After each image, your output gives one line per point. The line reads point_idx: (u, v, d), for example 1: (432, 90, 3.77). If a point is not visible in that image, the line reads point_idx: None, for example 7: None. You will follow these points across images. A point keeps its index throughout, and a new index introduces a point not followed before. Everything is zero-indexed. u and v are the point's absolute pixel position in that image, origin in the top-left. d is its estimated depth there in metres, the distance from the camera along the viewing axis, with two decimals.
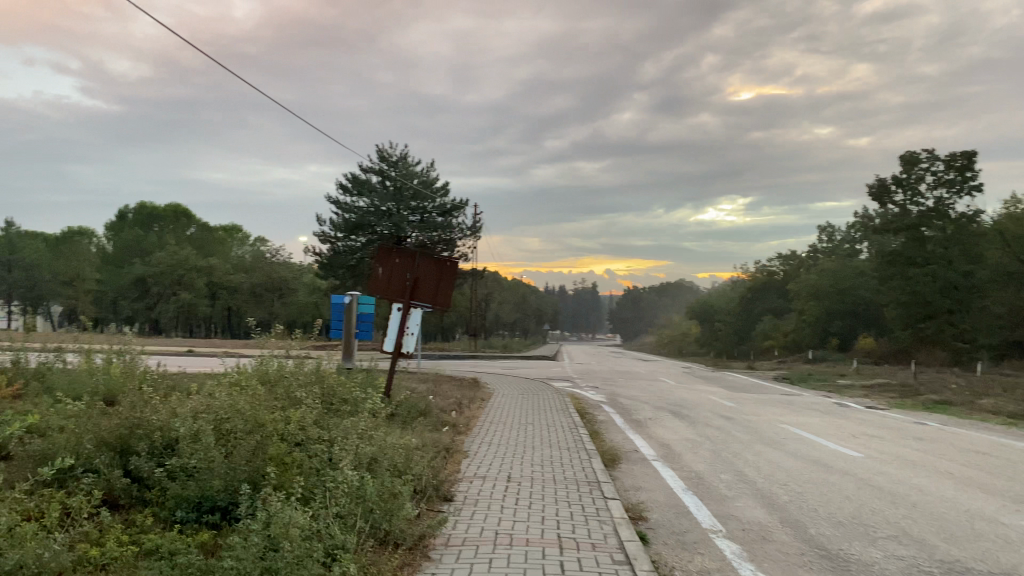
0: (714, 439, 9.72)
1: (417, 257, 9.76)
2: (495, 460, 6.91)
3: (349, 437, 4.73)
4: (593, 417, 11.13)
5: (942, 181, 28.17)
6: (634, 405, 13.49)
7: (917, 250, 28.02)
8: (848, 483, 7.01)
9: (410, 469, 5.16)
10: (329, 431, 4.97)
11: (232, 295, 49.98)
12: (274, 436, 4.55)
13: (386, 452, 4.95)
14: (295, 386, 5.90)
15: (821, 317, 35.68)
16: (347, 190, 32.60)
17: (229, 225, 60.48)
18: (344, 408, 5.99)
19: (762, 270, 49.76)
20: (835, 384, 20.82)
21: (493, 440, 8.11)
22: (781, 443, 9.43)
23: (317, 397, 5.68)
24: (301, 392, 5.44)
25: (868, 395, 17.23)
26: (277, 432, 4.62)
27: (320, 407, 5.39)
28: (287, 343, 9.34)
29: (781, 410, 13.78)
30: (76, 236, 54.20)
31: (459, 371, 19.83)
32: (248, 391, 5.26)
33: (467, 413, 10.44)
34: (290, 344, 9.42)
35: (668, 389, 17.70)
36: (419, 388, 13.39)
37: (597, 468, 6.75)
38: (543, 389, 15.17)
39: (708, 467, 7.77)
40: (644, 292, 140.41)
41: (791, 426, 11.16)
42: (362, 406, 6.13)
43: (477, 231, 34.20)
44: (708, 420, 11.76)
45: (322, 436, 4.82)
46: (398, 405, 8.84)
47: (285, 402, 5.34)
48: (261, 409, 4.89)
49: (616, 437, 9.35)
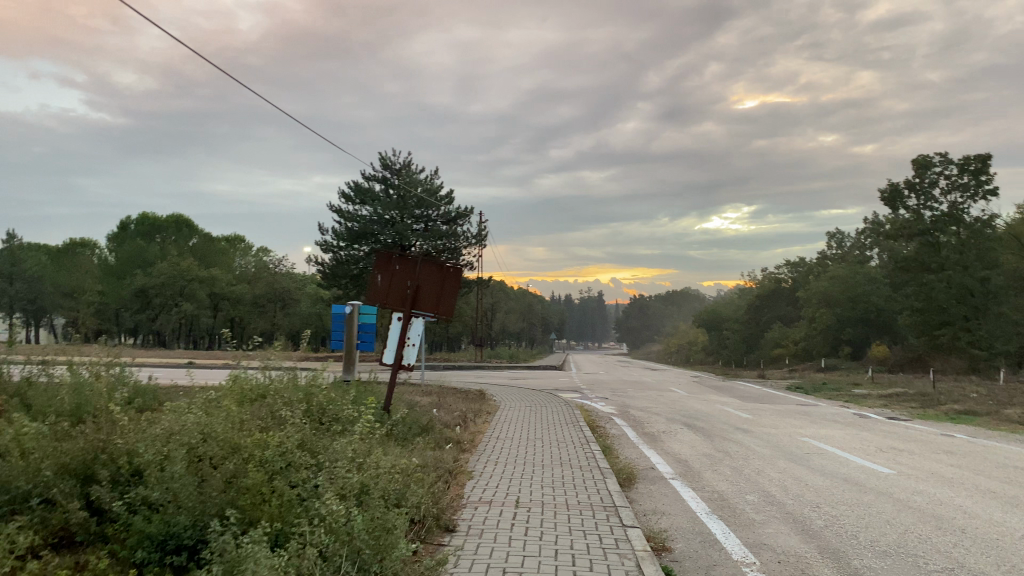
0: (733, 454, 9.15)
1: (418, 264, 9.23)
2: (500, 482, 6.39)
3: (335, 465, 4.21)
4: (604, 431, 10.56)
5: (957, 184, 27.62)
6: (646, 417, 12.91)
7: (932, 256, 27.84)
8: (886, 504, 6.44)
9: (405, 498, 4.64)
10: (314, 457, 4.45)
11: (235, 306, 49.59)
12: (251, 463, 4.03)
13: (378, 480, 4.43)
14: (282, 403, 5.38)
15: (832, 325, 35.05)
16: (350, 198, 32.16)
17: (232, 236, 60.13)
18: (336, 426, 5.48)
19: (770, 277, 49.17)
20: (851, 394, 20.20)
21: (498, 459, 7.57)
22: (807, 458, 8.85)
23: (305, 416, 5.16)
24: (287, 412, 4.92)
25: (887, 406, 16.63)
26: (256, 459, 4.10)
27: (307, 426, 4.88)
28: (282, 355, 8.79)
29: (800, 422, 13.19)
30: (78, 248, 53.95)
31: (463, 382, 19.29)
32: (228, 412, 4.74)
33: (471, 428, 9.89)
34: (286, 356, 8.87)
35: (679, 400, 17.11)
36: (422, 402, 12.84)
37: (612, 491, 6.21)
38: (551, 401, 14.63)
39: (731, 485, 7.21)
40: (650, 300, 139.60)
41: (813, 440, 10.58)
42: (355, 425, 5.61)
43: (482, 239, 33.76)
44: (724, 433, 11.18)
45: (305, 463, 4.30)
46: (395, 419, 8.32)
47: (268, 424, 4.82)
48: (240, 433, 4.37)
49: (630, 454, 8.79)
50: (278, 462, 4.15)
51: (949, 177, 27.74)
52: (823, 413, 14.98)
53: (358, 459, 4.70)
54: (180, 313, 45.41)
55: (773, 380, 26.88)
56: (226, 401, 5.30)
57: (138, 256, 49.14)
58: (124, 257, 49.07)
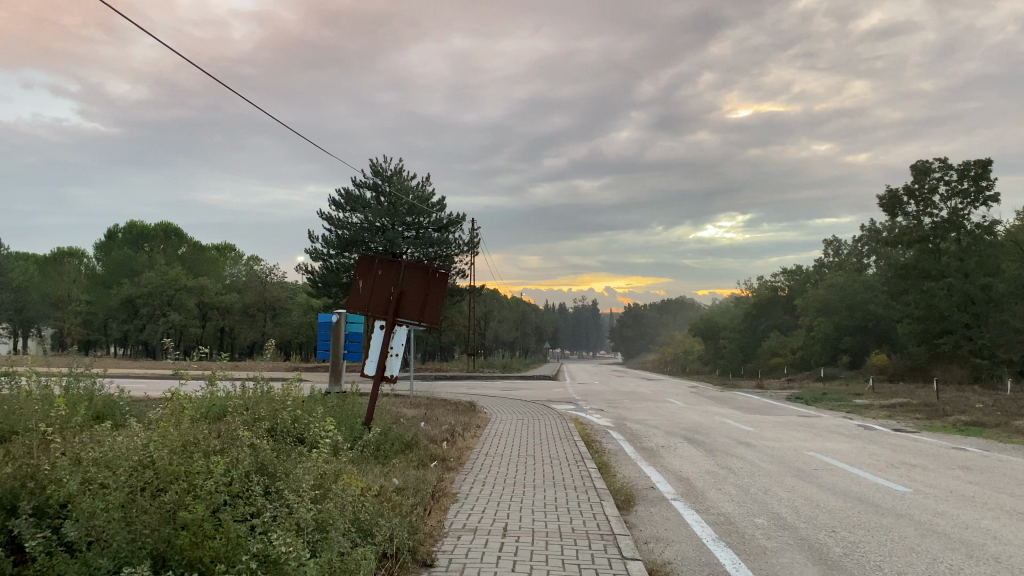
0: (737, 471, 8.61)
1: (402, 270, 8.72)
2: (488, 505, 5.85)
3: (290, 499, 3.63)
4: (600, 446, 10.06)
5: (956, 190, 27.23)
6: (644, 431, 12.39)
7: (933, 263, 27.40)
8: (907, 528, 5.93)
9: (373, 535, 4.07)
10: (268, 490, 3.86)
11: (224, 315, 49.01)
12: (194, 496, 3.44)
13: (341, 516, 3.86)
14: (240, 420, 4.83)
15: (830, 333, 34.60)
16: (340, 206, 31.61)
17: (222, 245, 59.63)
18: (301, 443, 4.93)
19: (767, 286, 48.76)
20: (853, 404, 19.72)
21: (485, 478, 7.06)
22: (815, 476, 8.32)
23: (268, 439, 4.59)
24: (246, 434, 4.35)
25: (892, 417, 16.17)
26: (202, 491, 3.51)
27: (267, 451, 4.31)
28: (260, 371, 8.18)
29: (803, 435, 12.66)
30: (66, 257, 53.19)
31: (455, 393, 18.76)
32: (178, 433, 4.16)
33: (459, 443, 9.35)
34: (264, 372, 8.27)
35: (677, 412, 16.59)
36: (409, 416, 12.32)
37: (609, 516, 5.66)
38: (545, 413, 14.08)
39: (737, 506, 6.69)
40: (644, 309, 139.28)
41: (819, 454, 10.09)
42: (325, 447, 5.03)
43: (474, 247, 33.25)
44: (726, 447, 10.65)
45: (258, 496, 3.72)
46: (377, 436, 7.81)
47: (223, 448, 4.24)
48: (186, 461, 3.78)
49: (627, 471, 8.26)
50: (225, 492, 3.59)
51: (948, 183, 27.35)
52: (827, 425, 14.47)
53: (322, 489, 4.13)
54: (168, 323, 44.87)
55: (772, 390, 26.38)
56: (175, 419, 4.72)
57: (127, 265, 48.51)
58: (112, 265, 48.69)
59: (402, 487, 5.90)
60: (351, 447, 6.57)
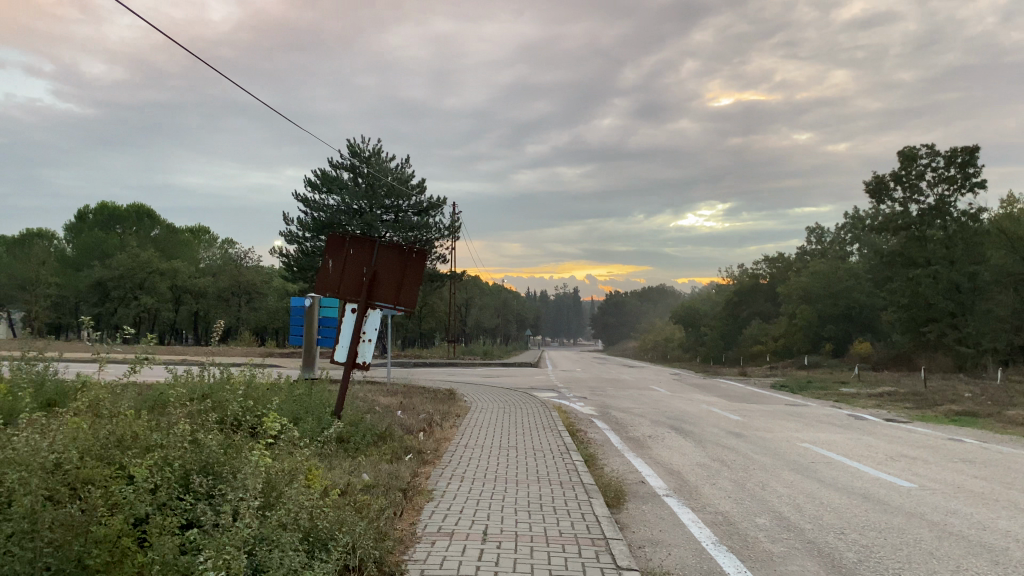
0: (731, 464, 8.13)
1: (376, 249, 8.14)
2: (465, 504, 5.34)
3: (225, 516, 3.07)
4: (584, 436, 9.55)
5: (943, 177, 26.92)
6: (629, 420, 11.90)
7: (919, 250, 27.13)
8: (922, 530, 5.46)
9: (326, 550, 3.52)
10: (201, 502, 3.30)
11: (198, 300, 48.18)
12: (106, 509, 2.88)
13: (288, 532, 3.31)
14: (184, 410, 4.30)
15: (813, 321, 34.31)
16: (316, 187, 30.81)
17: (196, 227, 58.58)
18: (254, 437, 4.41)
19: (748, 273, 48.50)
20: (839, 393, 19.39)
21: (463, 473, 6.54)
22: (813, 470, 7.87)
23: (211, 433, 4.02)
24: (183, 432, 3.78)
25: (881, 406, 15.82)
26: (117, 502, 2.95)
27: (205, 450, 3.74)
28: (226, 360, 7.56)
29: (793, 424, 12.24)
30: (35, 238, 51.94)
31: (433, 380, 18.20)
32: (101, 432, 3.59)
33: (437, 434, 8.81)
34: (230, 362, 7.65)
35: (661, 400, 16.13)
36: (384, 404, 11.76)
37: (599, 517, 5.15)
38: (527, 401, 13.57)
39: (735, 505, 6.19)
40: (625, 296, 139.10)
41: (812, 445, 9.65)
42: (278, 443, 4.47)
43: (455, 231, 32.63)
44: (716, 438, 10.18)
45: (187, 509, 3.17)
46: (348, 429, 7.28)
47: (156, 445, 3.68)
48: (102, 467, 3.22)
49: (616, 464, 7.75)
50: (150, 501, 3.05)
51: (935, 170, 27.03)
52: (815, 414, 14.09)
53: (268, 498, 3.58)
54: (141, 306, 43.97)
55: (756, 378, 26.00)
56: (108, 412, 4.14)
57: (98, 247, 47.46)
58: (83, 247, 47.60)
59: (372, 486, 5.36)
60: (317, 442, 6.01)
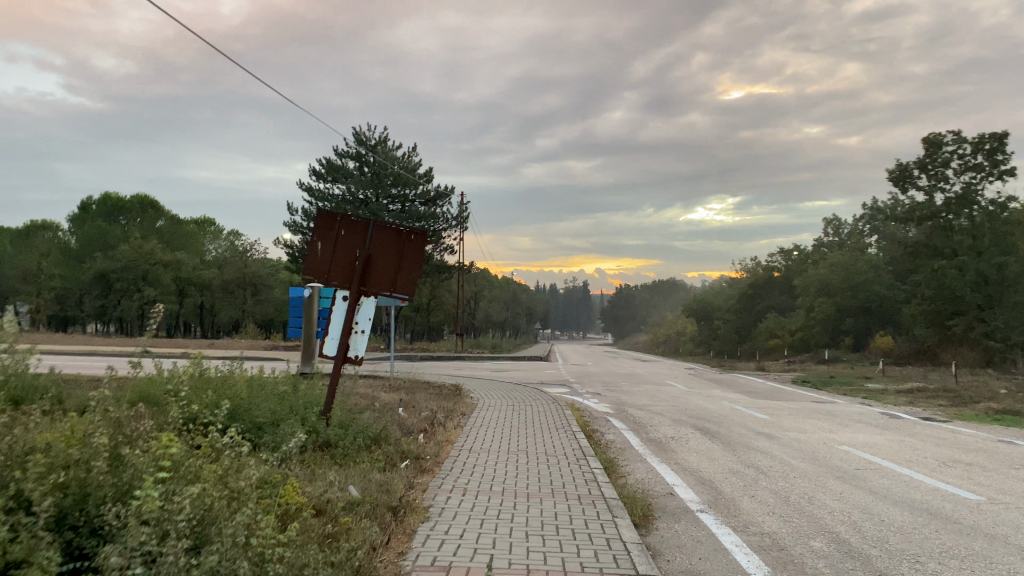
0: (767, 471, 7.24)
1: (369, 229, 7.23)
2: (467, 528, 4.48)
3: None
4: (601, 438, 8.69)
5: (970, 164, 25.83)
6: (648, 419, 11.02)
7: (945, 241, 26.19)
8: (1013, 558, 4.57)
9: None
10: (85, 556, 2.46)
11: (202, 292, 47.42)
12: None
13: None
14: (125, 412, 3.62)
15: (831, 315, 33.30)
16: (321, 176, 29.97)
17: (201, 219, 57.86)
18: (215, 447, 3.72)
19: (763, 266, 47.41)
20: (865, 389, 18.46)
21: (465, 484, 5.68)
22: (861, 478, 6.98)
23: (130, 453, 3.19)
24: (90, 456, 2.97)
25: (914, 404, 14.90)
26: None
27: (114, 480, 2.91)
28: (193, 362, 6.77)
29: (826, 423, 11.33)
30: (39, 230, 51.36)
31: (438, 374, 17.35)
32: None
33: (438, 436, 7.95)
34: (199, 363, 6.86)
35: (678, 396, 15.22)
36: (384, 401, 10.92)
37: (628, 543, 4.29)
38: (537, 398, 12.70)
39: (784, 525, 5.32)
40: (635, 289, 138.01)
41: (853, 449, 8.76)
42: (224, 460, 3.65)
43: (463, 222, 31.78)
44: (745, 440, 9.27)
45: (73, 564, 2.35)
46: (336, 433, 6.46)
47: (49, 478, 2.88)
48: None
49: (640, 472, 6.89)
50: None
51: (961, 158, 25.95)
52: (846, 412, 13.17)
53: (189, 544, 2.74)
54: (143, 299, 43.41)
55: (775, 372, 25.11)
56: (12, 424, 3.35)
57: (100, 238, 46.79)
58: (86, 239, 46.89)
59: (351, 508, 4.52)
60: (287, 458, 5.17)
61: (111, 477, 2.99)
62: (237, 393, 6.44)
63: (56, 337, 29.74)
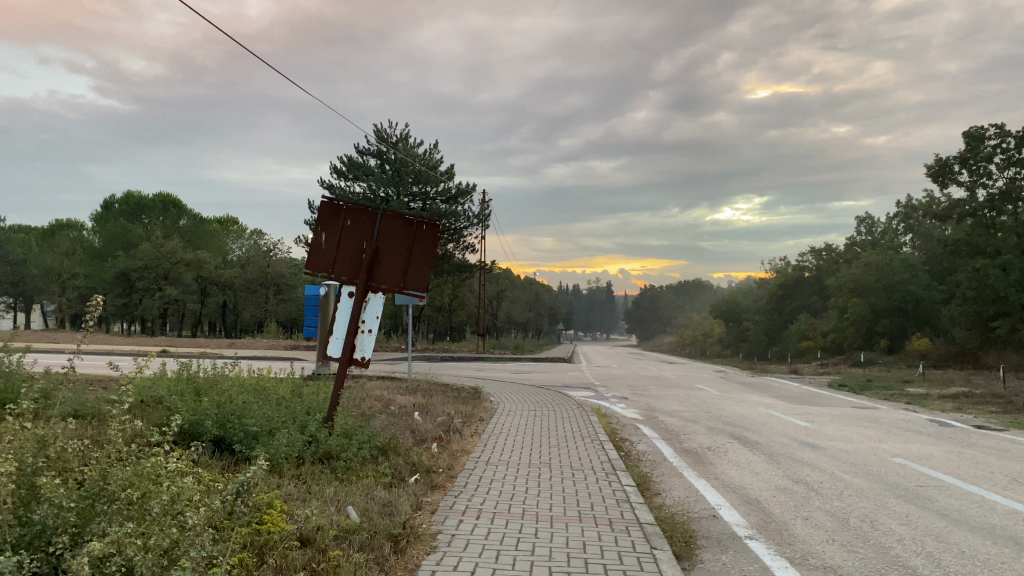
0: (819, 488, 6.52)
1: (377, 219, 6.57)
2: (476, 562, 3.79)
3: None
4: (630, 449, 8.00)
5: (1014, 159, 24.73)
6: (681, 426, 10.32)
7: (988, 239, 24.96)
8: None
9: None
10: None
11: (224, 291, 47.24)
12: None
13: None
14: (58, 425, 2.96)
15: (866, 316, 32.26)
16: (341, 174, 29.45)
17: (224, 217, 57.81)
18: (173, 473, 3.08)
19: (793, 266, 46.32)
20: (905, 393, 17.61)
21: (477, 505, 5.00)
22: (926, 498, 6.20)
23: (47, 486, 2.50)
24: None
25: (962, 410, 14.06)
26: None
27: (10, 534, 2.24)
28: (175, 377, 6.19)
29: (872, 432, 10.55)
30: (63, 229, 51.53)
31: (458, 376, 16.75)
32: None
33: (453, 445, 7.28)
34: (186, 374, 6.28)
35: (711, 401, 14.44)
36: (401, 405, 10.31)
37: None
38: (560, 402, 12.00)
39: (850, 556, 4.59)
40: (661, 290, 136.65)
41: (909, 462, 8.01)
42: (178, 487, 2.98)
43: (485, 220, 31.15)
44: (789, 452, 8.49)
45: None
46: (339, 440, 5.80)
47: None
48: None
49: (677, 490, 6.20)
50: None
51: (1004, 153, 24.88)
52: (892, 419, 12.37)
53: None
54: (165, 297, 43.26)
55: (809, 375, 24.22)
56: None
57: (122, 237, 46.75)
58: (108, 237, 46.87)
59: (339, 540, 3.84)
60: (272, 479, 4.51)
61: (17, 512, 2.35)
62: (232, 400, 5.83)
63: (77, 337, 29.53)
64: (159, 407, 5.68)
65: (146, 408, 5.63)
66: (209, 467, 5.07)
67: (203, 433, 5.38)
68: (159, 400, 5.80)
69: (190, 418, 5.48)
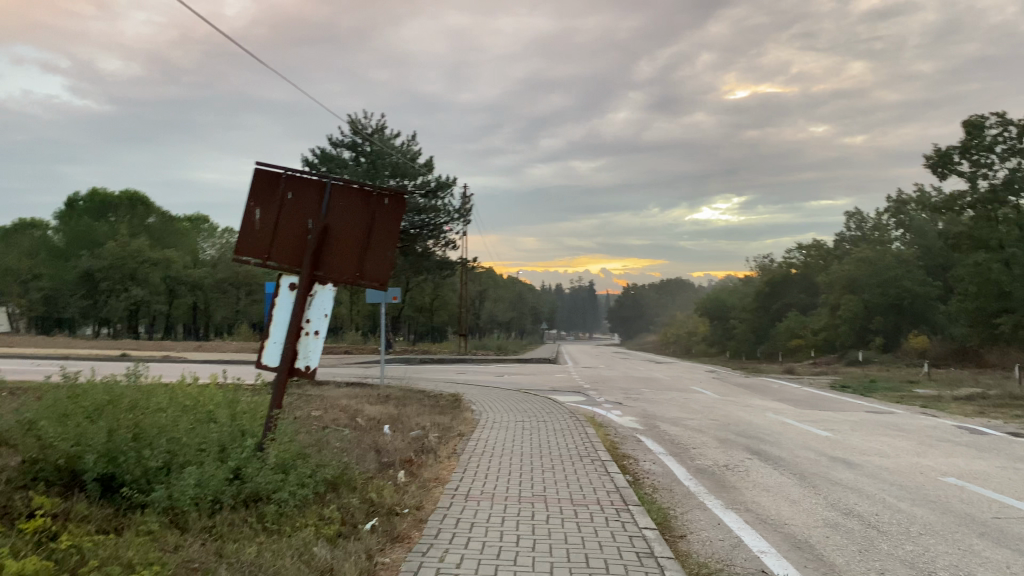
0: (878, 523, 5.27)
1: (325, 192, 5.24)
2: None
3: None
4: (636, 470, 6.71)
5: (1016, 148, 23.65)
6: (690, 438, 9.05)
7: (990, 232, 23.90)
8: None
9: None
10: None
11: (194, 292, 45.61)
12: None
13: None
14: None
15: (859, 313, 31.24)
16: (315, 167, 28.02)
17: (194, 216, 56.00)
18: None
19: (782, 263, 45.33)
20: (915, 395, 16.48)
21: (452, 568, 3.67)
22: (1016, 538, 4.94)
23: None
24: None
25: (985, 414, 12.94)
26: None
27: None
28: (60, 391, 4.84)
29: (902, 442, 9.34)
30: (26, 228, 49.61)
31: (435, 380, 15.42)
32: None
33: (424, 472, 5.93)
34: (74, 387, 4.91)
35: (712, 406, 13.17)
36: (368, 417, 8.99)
37: None
38: (550, 410, 10.67)
39: None
40: (643, 288, 135.92)
41: (965, 482, 6.76)
42: None
43: (466, 215, 29.78)
44: (822, 472, 7.19)
45: None
46: (275, 475, 4.49)
47: None
48: None
49: (705, 531, 4.90)
50: None
51: (1007, 142, 23.79)
52: (917, 426, 11.16)
53: None
54: (130, 299, 41.56)
55: (808, 376, 23.08)
56: None
57: (86, 236, 44.99)
58: (71, 236, 45.04)
59: None
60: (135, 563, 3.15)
61: None
62: (134, 421, 4.48)
63: (33, 342, 27.87)
64: (36, 436, 4.34)
65: (15, 440, 4.29)
66: (87, 521, 3.71)
67: (86, 471, 4.01)
68: (36, 425, 4.44)
69: (68, 451, 4.10)
